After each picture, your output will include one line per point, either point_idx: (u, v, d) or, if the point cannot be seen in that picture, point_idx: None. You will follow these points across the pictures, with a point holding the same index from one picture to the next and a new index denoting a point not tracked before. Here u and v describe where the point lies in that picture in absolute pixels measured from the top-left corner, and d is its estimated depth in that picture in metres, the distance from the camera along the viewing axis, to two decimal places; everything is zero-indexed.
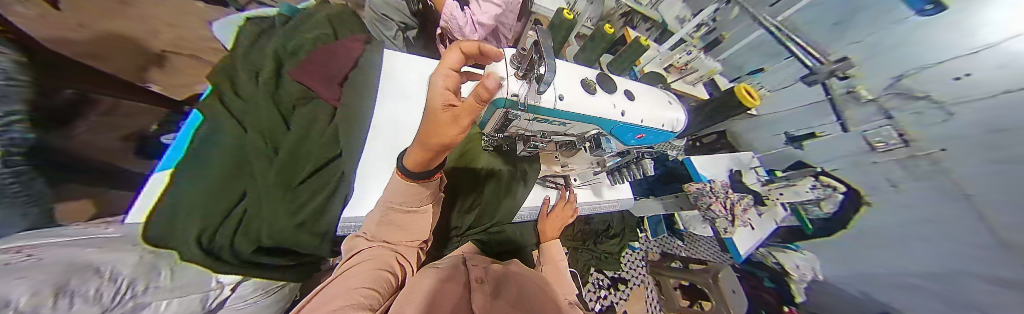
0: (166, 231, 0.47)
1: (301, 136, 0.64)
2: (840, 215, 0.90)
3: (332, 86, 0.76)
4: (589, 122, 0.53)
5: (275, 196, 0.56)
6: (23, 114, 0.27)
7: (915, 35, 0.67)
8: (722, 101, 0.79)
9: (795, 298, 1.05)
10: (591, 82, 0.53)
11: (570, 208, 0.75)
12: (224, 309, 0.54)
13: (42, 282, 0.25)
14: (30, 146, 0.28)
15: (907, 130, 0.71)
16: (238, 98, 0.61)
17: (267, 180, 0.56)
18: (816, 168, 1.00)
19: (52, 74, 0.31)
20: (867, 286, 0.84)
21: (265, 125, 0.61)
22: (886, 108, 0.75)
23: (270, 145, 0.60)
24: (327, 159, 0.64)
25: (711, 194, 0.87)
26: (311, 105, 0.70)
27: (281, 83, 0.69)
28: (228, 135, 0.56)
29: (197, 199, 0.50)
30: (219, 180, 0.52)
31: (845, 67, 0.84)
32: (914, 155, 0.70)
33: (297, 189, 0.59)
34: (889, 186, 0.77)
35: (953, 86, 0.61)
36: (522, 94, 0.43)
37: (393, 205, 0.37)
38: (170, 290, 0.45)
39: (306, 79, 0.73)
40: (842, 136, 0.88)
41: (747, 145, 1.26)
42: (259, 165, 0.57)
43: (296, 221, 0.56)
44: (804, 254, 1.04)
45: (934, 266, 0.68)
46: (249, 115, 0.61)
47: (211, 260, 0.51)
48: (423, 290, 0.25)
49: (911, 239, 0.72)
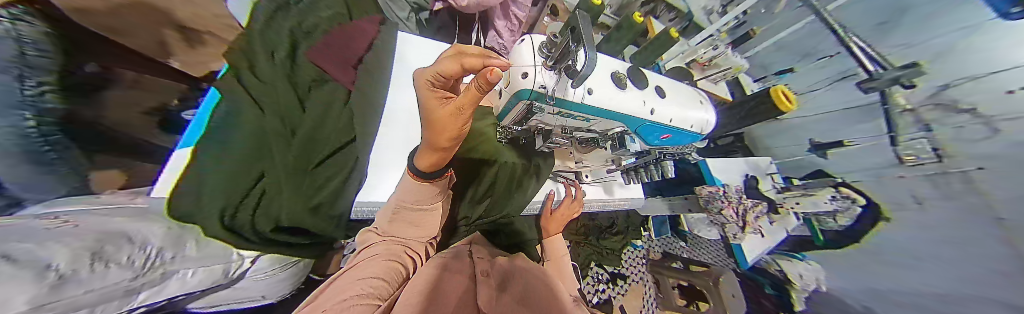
0: (190, 206, 0.48)
1: (318, 120, 0.64)
2: (855, 227, 0.90)
3: (348, 70, 0.77)
4: (614, 118, 0.52)
5: (294, 179, 0.57)
6: (52, 85, 0.28)
7: (981, 39, 0.60)
8: (758, 101, 0.75)
9: (793, 306, 1.07)
10: (623, 76, 0.51)
11: (575, 205, 0.75)
12: (245, 279, 0.55)
13: (82, 246, 0.27)
14: (62, 117, 0.30)
15: (944, 145, 0.69)
16: (256, 76, 0.58)
17: (287, 163, 0.56)
18: (837, 178, 0.95)
19: (77, 47, 0.31)
20: (873, 302, 0.86)
21: (285, 106, 0.60)
22: (926, 120, 0.71)
23: (286, 126, 0.58)
24: (344, 143, 0.65)
25: (724, 198, 0.85)
26: (326, 87, 0.70)
27: (298, 67, 0.68)
28: (247, 113, 0.53)
29: (218, 178, 0.49)
30: (241, 159, 0.51)
31: (911, 75, 0.72)
32: (946, 172, 0.69)
33: (313, 172, 0.62)
34: (912, 203, 0.76)
35: (1007, 99, 0.58)
36: (550, 87, 0.43)
37: (404, 203, 0.41)
38: (199, 259, 0.46)
39: (325, 63, 0.73)
40: (874, 147, 0.84)
41: (765, 149, 1.20)
42: (280, 147, 0.55)
43: (312, 205, 0.60)
44: (809, 264, 1.04)
45: (948, 285, 0.70)
46: (266, 95, 0.57)
47: (233, 236, 0.53)
48: (424, 281, 0.26)
49: (931, 259, 0.73)
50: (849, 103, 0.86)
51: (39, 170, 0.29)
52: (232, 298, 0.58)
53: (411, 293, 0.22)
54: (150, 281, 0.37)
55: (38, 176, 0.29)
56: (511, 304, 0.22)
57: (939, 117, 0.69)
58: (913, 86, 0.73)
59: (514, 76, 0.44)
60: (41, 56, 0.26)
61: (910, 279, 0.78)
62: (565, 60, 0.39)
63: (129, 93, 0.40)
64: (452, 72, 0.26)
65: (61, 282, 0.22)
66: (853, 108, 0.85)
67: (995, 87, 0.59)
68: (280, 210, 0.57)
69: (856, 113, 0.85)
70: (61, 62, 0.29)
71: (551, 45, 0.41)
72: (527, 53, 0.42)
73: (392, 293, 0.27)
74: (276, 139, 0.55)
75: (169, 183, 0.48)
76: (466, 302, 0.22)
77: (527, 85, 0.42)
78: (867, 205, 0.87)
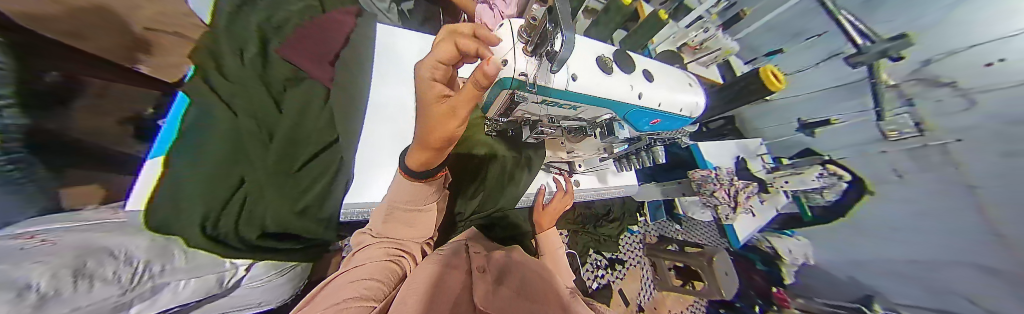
0: (168, 217, 0.45)
1: (296, 120, 0.61)
2: (841, 202, 0.95)
3: (324, 65, 0.73)
4: (600, 105, 0.51)
5: (277, 180, 0.55)
6: (17, 98, 0.26)
7: (957, 14, 0.60)
8: (748, 82, 0.75)
9: (784, 280, 1.14)
10: (609, 59, 0.50)
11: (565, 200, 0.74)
12: (240, 287, 0.57)
13: (62, 266, 0.26)
14: (33, 133, 0.29)
15: (926, 120, 0.71)
16: (225, 78, 0.55)
17: (268, 165, 0.54)
18: (824, 156, 0.99)
19: (45, 58, 0.30)
20: (855, 272, 0.94)
21: (261, 106, 0.57)
22: (908, 95, 0.74)
23: (263, 129, 0.56)
24: (327, 142, 0.63)
25: (716, 181, 0.87)
26: (304, 85, 0.67)
27: (269, 66, 0.63)
28: (218, 115, 0.50)
29: (195, 186, 0.46)
30: (218, 164, 0.48)
31: (898, 47, 0.71)
32: (926, 145, 0.72)
33: (297, 175, 0.59)
34: (894, 176, 0.80)
35: (983, 72, 0.59)
36: (531, 74, 0.41)
37: (395, 205, 0.40)
38: (188, 271, 0.48)
39: (298, 60, 0.69)
40: (862, 124, 0.86)
41: (754, 131, 1.22)
42: (257, 149, 0.53)
43: (298, 207, 0.58)
44: (798, 240, 1.11)
45: (930, 255, 0.75)
46: (240, 96, 0.54)
47: (216, 245, 0.50)
48: (424, 277, 0.26)
49: (923, 229, 0.75)
50: (841, 80, 0.86)
51: (6, 189, 0.28)
52: (231, 306, 0.59)
53: (417, 286, 0.23)
54: (139, 294, 0.39)
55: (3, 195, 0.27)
56: (508, 296, 0.23)
57: (919, 91, 0.71)
58: (899, 59, 0.72)
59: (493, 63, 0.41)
60: (10, 69, 0.25)
61: (892, 250, 0.83)
62: (542, 47, 0.37)
63: (104, 102, 0.39)
64: (448, 57, 0.24)
65: (39, 302, 0.21)
66: (844, 85, 0.86)
67: (975, 61, 0.59)
68: (264, 215, 0.54)
69: (844, 90, 0.86)
70: (32, 75, 0.28)
71: (529, 28, 0.39)
72: (507, 39, 0.41)
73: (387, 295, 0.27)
74: (252, 140, 0.53)
75: (145, 191, 0.44)
76: (463, 297, 0.22)
77: (506, 73, 0.40)
78: (852, 181, 0.92)
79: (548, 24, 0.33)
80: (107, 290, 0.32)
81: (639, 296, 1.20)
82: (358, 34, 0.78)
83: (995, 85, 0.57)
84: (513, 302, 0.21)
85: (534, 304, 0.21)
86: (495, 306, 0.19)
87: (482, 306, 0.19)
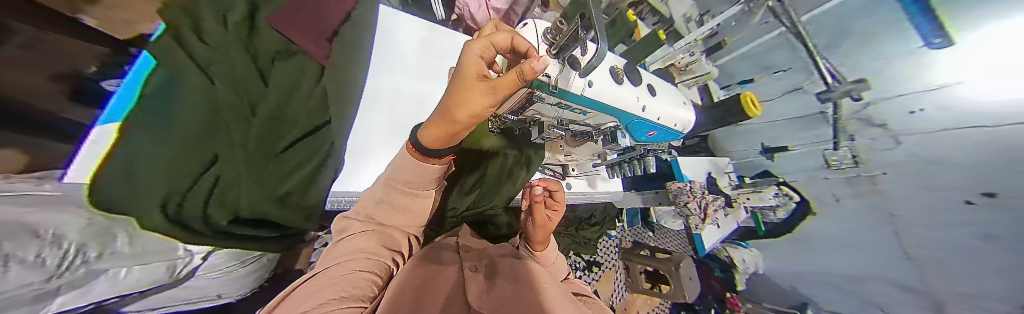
0: (120, 191, 0.35)
1: (285, 96, 0.53)
2: (789, 220, 1.13)
3: (321, 42, 0.65)
4: (611, 112, 0.54)
5: (255, 164, 0.47)
6: (15, 59, 0.22)
7: (890, 69, 0.75)
8: (729, 106, 0.83)
9: (738, 287, 1.30)
10: (621, 70, 0.53)
11: (558, 196, 0.47)
12: (197, 277, 0.49)
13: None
14: (31, 98, 0.25)
15: (862, 155, 0.89)
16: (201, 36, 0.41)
17: (245, 146, 0.45)
18: (778, 178, 1.14)
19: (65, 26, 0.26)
20: (797, 282, 1.15)
21: (243, 74, 0.46)
22: (850, 131, 0.90)
23: (245, 103, 0.45)
24: (315, 126, 0.58)
25: (689, 193, 0.94)
26: (297, 60, 0.57)
27: (257, 33, 0.50)
28: (195, 81, 0.38)
29: (160, 165, 0.36)
30: (192, 139, 0.38)
31: (864, 88, 0.81)
32: (860, 176, 0.91)
33: (281, 157, 0.52)
34: (832, 200, 0.99)
35: (906, 117, 0.76)
36: (554, 75, 0.42)
37: (394, 183, 0.38)
38: (131, 258, 0.40)
39: (292, 35, 0.58)
40: (811, 152, 1.01)
41: (723, 152, 1.34)
42: (237, 127, 0.43)
43: (281, 193, 0.52)
44: (751, 251, 1.28)
45: (859, 270, 0.97)
46: (219, 61, 0.42)
47: (177, 228, 0.42)
48: (404, 274, 0.26)
49: (850, 248, 0.97)
50: (804, 113, 0.97)
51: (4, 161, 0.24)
52: (182, 298, 0.53)
53: (406, 283, 0.23)
54: (68, 282, 0.32)
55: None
56: (500, 289, 0.23)
57: (858, 129, 0.88)
58: (858, 99, 0.85)
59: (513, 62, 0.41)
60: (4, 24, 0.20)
61: (838, 264, 1.02)
62: (567, 51, 0.40)
63: (82, 53, 0.28)
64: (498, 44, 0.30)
65: None
66: (800, 118, 0.98)
67: (902, 108, 0.76)
68: (239, 197, 0.47)
69: (802, 122, 0.99)
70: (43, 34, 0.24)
71: (556, 30, 0.42)
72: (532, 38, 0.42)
73: (374, 297, 0.24)
74: (234, 115, 0.43)
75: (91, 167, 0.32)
76: (456, 296, 0.22)
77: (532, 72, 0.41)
78: (800, 201, 1.09)
79: (580, 31, 0.35)
80: (29, 275, 0.26)
81: (612, 297, 1.26)
82: (359, 18, 0.73)
83: (923, 129, 0.74)
84: (507, 293, 0.22)
85: (532, 296, 0.21)
86: (489, 303, 0.19)
87: (476, 305, 0.19)
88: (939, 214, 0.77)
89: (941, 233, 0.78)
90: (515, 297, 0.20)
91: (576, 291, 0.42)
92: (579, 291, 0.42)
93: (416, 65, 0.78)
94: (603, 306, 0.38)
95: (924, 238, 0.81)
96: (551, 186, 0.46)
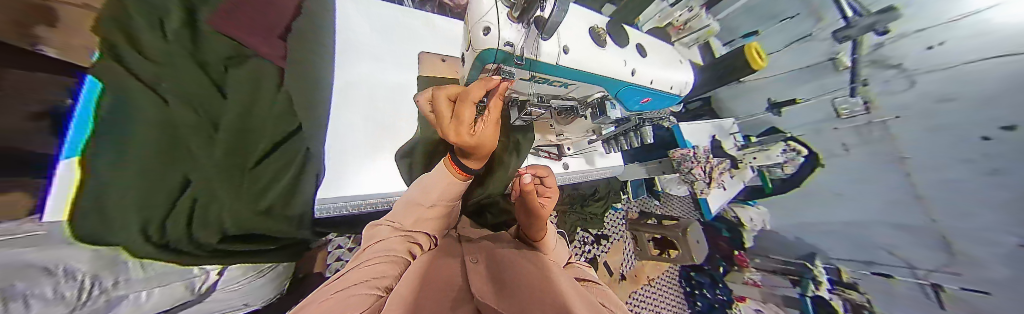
0: (99, 222, 0.31)
1: (248, 103, 0.47)
2: (797, 175, 1.13)
3: (274, 40, 0.59)
4: (594, 82, 0.50)
5: (229, 180, 0.42)
6: None
7: None
8: (733, 61, 0.79)
9: (744, 245, 1.34)
10: (602, 31, 0.50)
11: (549, 182, 0.43)
12: (217, 291, 0.53)
13: None
14: None
15: (874, 99, 0.89)
16: (146, 53, 0.37)
17: (220, 163, 0.41)
18: (786, 134, 1.14)
19: (26, 62, 0.27)
20: (801, 233, 1.15)
21: (200, 88, 0.41)
22: (859, 77, 0.91)
23: (205, 117, 0.41)
24: (285, 134, 0.52)
25: (693, 159, 0.93)
26: (253, 63, 0.52)
27: (201, 38, 0.45)
28: (147, 100, 0.34)
29: (133, 192, 0.32)
30: (158, 163, 0.34)
31: (886, 19, 0.82)
32: (871, 122, 0.90)
33: (254, 171, 0.46)
34: (841, 150, 1.00)
35: (925, 53, 0.76)
36: (517, 44, 0.37)
37: (423, 199, 0.39)
38: (146, 281, 0.42)
39: (243, 35, 0.52)
40: (818, 104, 1.02)
41: (729, 113, 1.29)
42: (200, 143, 0.39)
43: (262, 208, 0.47)
44: (757, 209, 1.28)
45: (862, 216, 0.98)
46: (167, 75, 0.38)
47: (167, 252, 0.39)
48: (417, 267, 0.26)
49: (854, 195, 0.99)
50: (804, 63, 1.01)
51: None
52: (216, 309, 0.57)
53: (410, 274, 0.23)
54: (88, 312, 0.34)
55: None
56: (500, 275, 0.22)
57: (873, 73, 0.88)
58: (884, 33, 0.83)
59: (474, 32, 0.37)
60: None
61: (835, 213, 1.05)
62: (529, 13, 0.35)
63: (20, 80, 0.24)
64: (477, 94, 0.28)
65: None
66: (809, 67, 1.00)
67: (922, 44, 0.76)
68: (222, 217, 0.42)
69: (806, 73, 1.02)
70: None
71: None
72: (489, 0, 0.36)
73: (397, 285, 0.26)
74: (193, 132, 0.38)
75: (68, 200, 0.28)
76: (457, 287, 0.21)
77: (491, 44, 0.36)
78: (808, 155, 1.09)
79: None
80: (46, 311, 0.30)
81: (622, 266, 1.32)
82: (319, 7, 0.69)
83: (939, 65, 0.75)
84: (499, 278, 0.21)
85: (530, 278, 0.20)
86: (491, 291, 0.18)
87: (479, 295, 0.17)
88: (954, 149, 0.76)
89: (950, 172, 0.77)
90: (506, 281, 0.19)
91: (584, 278, 0.39)
92: (582, 276, 0.38)
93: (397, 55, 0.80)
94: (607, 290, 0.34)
95: (936, 178, 0.81)
96: (540, 172, 0.41)
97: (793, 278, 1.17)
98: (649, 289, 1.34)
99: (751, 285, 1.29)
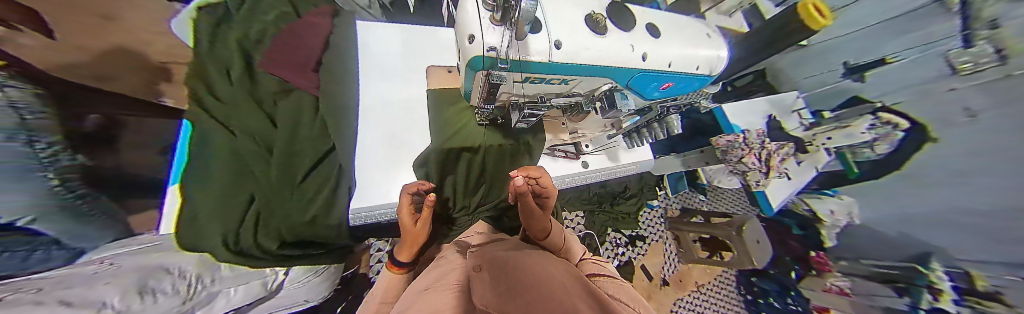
0: (192, 232, 0.44)
1: (291, 133, 0.57)
2: (890, 156, 0.90)
3: (309, 74, 0.66)
4: (599, 74, 0.45)
5: (280, 194, 0.53)
6: (63, 143, 0.28)
7: None
8: (781, 24, 0.68)
9: (823, 244, 1.09)
10: (601, 16, 0.43)
11: (545, 182, 0.42)
12: (282, 290, 0.60)
13: (125, 284, 0.31)
14: (91, 171, 0.32)
15: (1008, 44, 0.63)
16: (220, 98, 0.54)
17: (272, 179, 0.52)
18: (876, 104, 0.94)
19: (109, 112, 0.37)
20: (906, 227, 0.88)
21: (258, 123, 0.54)
22: (988, 16, 0.66)
23: (263, 145, 0.53)
24: (322, 154, 0.59)
25: (743, 145, 0.80)
26: (294, 97, 0.61)
27: (256, 78, 0.59)
28: (219, 137, 0.49)
29: (212, 209, 0.45)
30: (229, 182, 0.47)
31: None
32: (1010, 75, 0.63)
33: (303, 186, 0.56)
34: (965, 118, 0.73)
35: None
36: (501, 47, 0.36)
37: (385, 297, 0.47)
38: (235, 278, 0.49)
39: (287, 74, 0.63)
40: (921, 60, 0.82)
41: (788, 85, 1.19)
42: (260, 165, 0.51)
43: (308, 218, 0.55)
44: (840, 199, 1.05)
45: (985, 206, 0.70)
46: (236, 118, 0.53)
47: (246, 258, 0.49)
48: (450, 289, 0.24)
49: (980, 178, 0.71)
50: (888, 14, 0.88)
51: (87, 225, 0.32)
52: (280, 305, 0.65)
53: (445, 298, 0.21)
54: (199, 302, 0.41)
55: (85, 227, 0.31)
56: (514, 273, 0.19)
57: (1006, 10, 0.63)
58: None
59: (461, 42, 0.38)
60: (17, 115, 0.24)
61: (947, 200, 0.78)
62: (509, 13, 0.33)
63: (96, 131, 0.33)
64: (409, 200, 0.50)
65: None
66: (899, 16, 0.86)
67: None
68: (278, 226, 0.53)
69: (889, 26, 0.88)
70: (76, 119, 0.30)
71: None
72: (471, 10, 0.36)
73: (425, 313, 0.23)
74: (254, 157, 0.51)
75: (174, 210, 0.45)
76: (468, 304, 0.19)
77: (476, 51, 0.36)
78: (910, 127, 0.85)
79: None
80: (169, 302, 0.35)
81: (662, 270, 1.19)
82: (338, 37, 0.74)
83: None
84: (504, 270, 0.20)
85: (539, 270, 0.19)
86: (500, 290, 0.15)
87: (483, 296, 0.15)
88: None
89: None
90: (510, 272, 0.18)
91: (611, 275, 0.38)
92: (597, 272, 0.37)
93: (398, 70, 0.74)
94: (627, 288, 0.32)
95: None
96: (532, 173, 0.42)
97: (900, 286, 0.88)
98: (698, 297, 1.18)
99: (836, 293, 1.03)
